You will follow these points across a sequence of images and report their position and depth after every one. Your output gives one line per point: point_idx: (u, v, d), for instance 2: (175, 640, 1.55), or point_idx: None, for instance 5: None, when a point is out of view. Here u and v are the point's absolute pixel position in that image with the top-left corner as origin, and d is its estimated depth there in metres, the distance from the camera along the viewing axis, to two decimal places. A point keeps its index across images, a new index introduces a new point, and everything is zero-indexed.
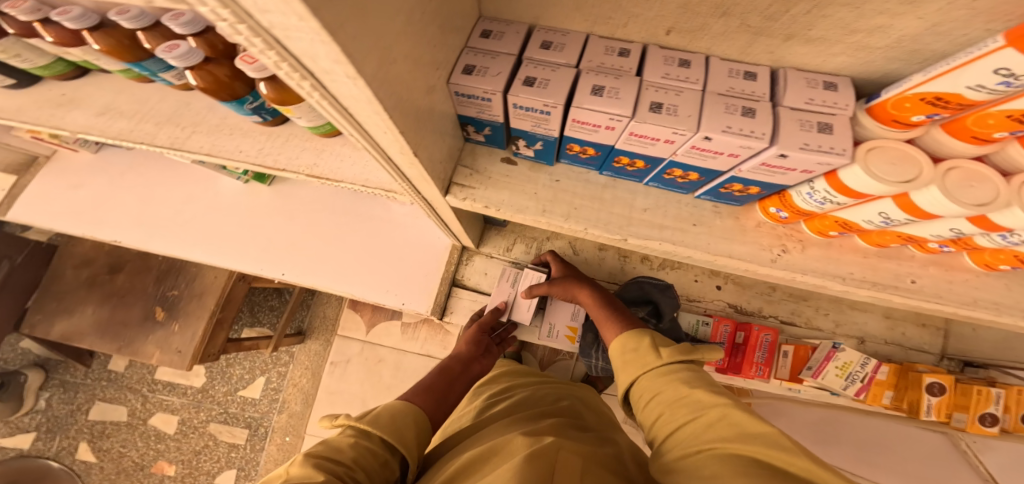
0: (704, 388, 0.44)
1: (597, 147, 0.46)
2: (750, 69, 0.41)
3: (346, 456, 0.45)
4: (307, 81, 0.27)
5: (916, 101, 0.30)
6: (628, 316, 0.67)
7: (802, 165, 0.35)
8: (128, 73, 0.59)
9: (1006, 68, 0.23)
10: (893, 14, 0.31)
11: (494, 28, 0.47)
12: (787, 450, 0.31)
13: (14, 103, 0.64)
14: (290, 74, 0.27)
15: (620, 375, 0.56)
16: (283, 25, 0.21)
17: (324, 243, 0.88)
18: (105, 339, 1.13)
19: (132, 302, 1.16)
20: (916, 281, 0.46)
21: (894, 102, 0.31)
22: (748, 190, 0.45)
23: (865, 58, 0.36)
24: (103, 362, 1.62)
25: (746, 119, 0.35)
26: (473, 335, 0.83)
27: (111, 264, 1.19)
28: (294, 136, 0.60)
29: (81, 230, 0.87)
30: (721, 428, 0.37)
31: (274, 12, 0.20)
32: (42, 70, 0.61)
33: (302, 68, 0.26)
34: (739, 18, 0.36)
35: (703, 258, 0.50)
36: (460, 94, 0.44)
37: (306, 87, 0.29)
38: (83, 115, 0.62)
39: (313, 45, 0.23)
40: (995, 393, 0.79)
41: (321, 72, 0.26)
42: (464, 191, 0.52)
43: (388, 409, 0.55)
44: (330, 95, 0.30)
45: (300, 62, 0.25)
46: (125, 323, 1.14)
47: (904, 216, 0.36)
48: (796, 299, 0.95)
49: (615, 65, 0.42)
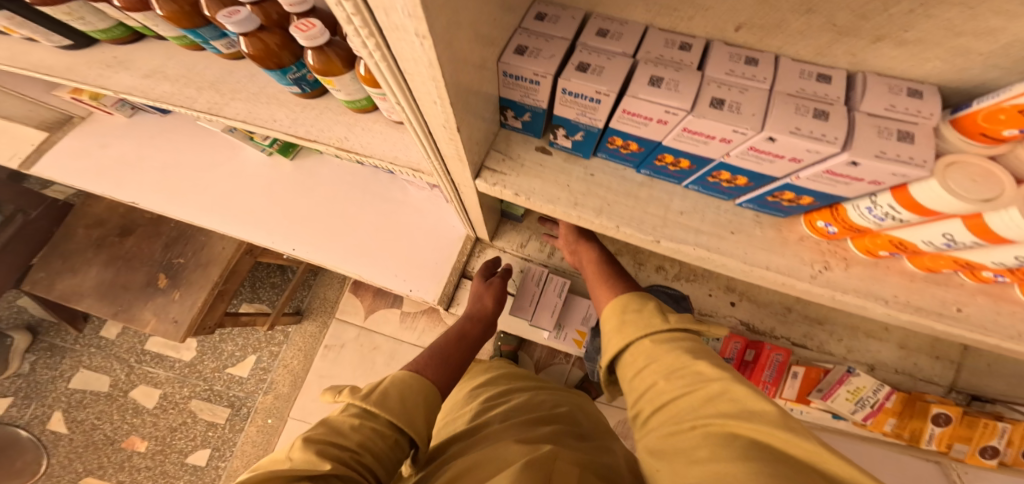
0: (707, 359, 0.42)
1: (642, 143, 0.44)
2: (824, 71, 0.40)
3: (351, 439, 0.43)
4: (373, 40, 0.26)
5: (1012, 113, 0.29)
6: (623, 280, 0.66)
7: (872, 175, 0.34)
8: (182, 40, 0.58)
9: None
10: (1009, 16, 0.30)
11: (550, 11, 0.45)
12: (791, 430, 0.31)
13: (65, 62, 0.61)
14: (358, 31, 0.26)
15: (614, 336, 0.54)
16: None
17: (338, 221, 0.85)
18: (103, 303, 1.10)
19: (137, 267, 1.13)
20: (961, 309, 0.45)
21: (987, 113, 0.31)
22: (799, 200, 0.43)
23: (961, 65, 0.35)
24: (95, 328, 1.60)
25: (818, 121, 0.34)
26: (494, 292, 0.83)
27: (123, 227, 1.17)
28: (330, 109, 0.58)
29: (100, 189, 0.84)
30: (721, 403, 0.36)
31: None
32: (101, 33, 0.59)
33: (371, 23, 0.25)
34: (825, 16, 0.36)
35: (738, 269, 0.48)
36: (508, 74, 0.42)
37: (370, 47, 0.27)
38: (130, 76, 0.60)
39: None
40: (1001, 427, 0.81)
41: (390, 29, 0.25)
42: (495, 176, 0.50)
43: (396, 386, 0.52)
44: (389, 55, 0.28)
45: (373, 17, 0.24)
46: (124, 287, 1.11)
47: (970, 239, 0.35)
48: (810, 321, 0.94)
49: (674, 58, 0.40)
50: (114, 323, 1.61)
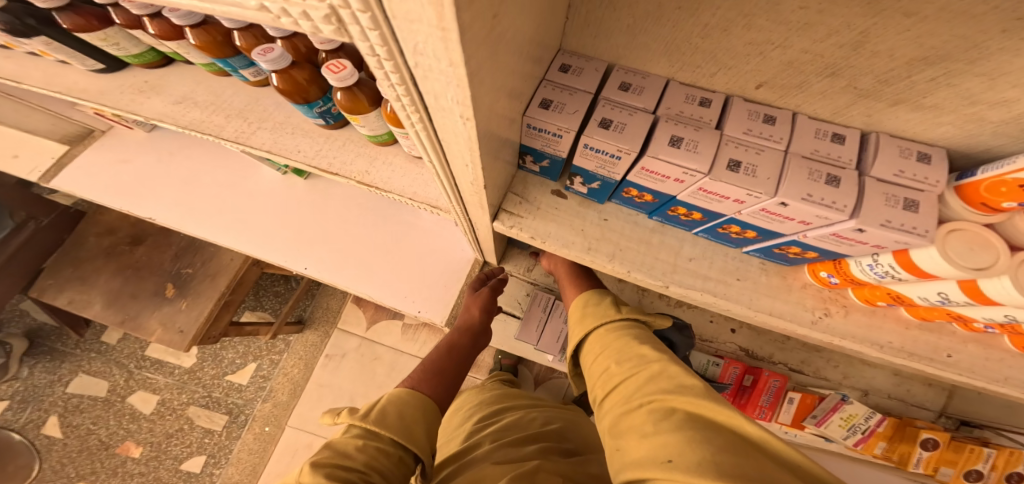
0: (650, 344, 0.50)
1: (656, 195, 0.46)
2: (838, 131, 0.42)
3: (358, 461, 0.44)
4: (418, 114, 0.28)
5: (1013, 186, 0.31)
6: (591, 279, 0.73)
7: (877, 241, 0.36)
8: (211, 67, 0.59)
9: None
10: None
11: (574, 63, 0.47)
12: (714, 400, 0.37)
13: (99, 86, 0.62)
14: (405, 107, 0.28)
15: (576, 327, 0.61)
16: (428, 66, 0.21)
17: (349, 241, 0.88)
18: (109, 310, 1.10)
19: (145, 276, 1.13)
20: (952, 355, 0.48)
21: (990, 184, 0.33)
22: (804, 254, 0.45)
23: (972, 130, 0.37)
24: (97, 332, 1.60)
25: (830, 188, 0.36)
26: (483, 302, 0.82)
27: (134, 235, 1.18)
28: (352, 141, 0.59)
29: (118, 204, 0.86)
30: (661, 380, 0.42)
31: (427, 55, 0.20)
32: (133, 58, 0.60)
33: (418, 102, 0.27)
34: (846, 80, 0.37)
35: (743, 313, 0.50)
36: (532, 126, 0.44)
37: (413, 120, 0.29)
38: (161, 102, 0.61)
39: (445, 87, 0.23)
40: (987, 452, 0.85)
41: (436, 108, 0.27)
42: (512, 219, 0.52)
43: (394, 403, 0.53)
44: (430, 126, 0.30)
45: (421, 97, 0.26)
46: (131, 296, 1.11)
47: (963, 299, 0.38)
48: (808, 349, 0.96)
49: (694, 115, 0.42)
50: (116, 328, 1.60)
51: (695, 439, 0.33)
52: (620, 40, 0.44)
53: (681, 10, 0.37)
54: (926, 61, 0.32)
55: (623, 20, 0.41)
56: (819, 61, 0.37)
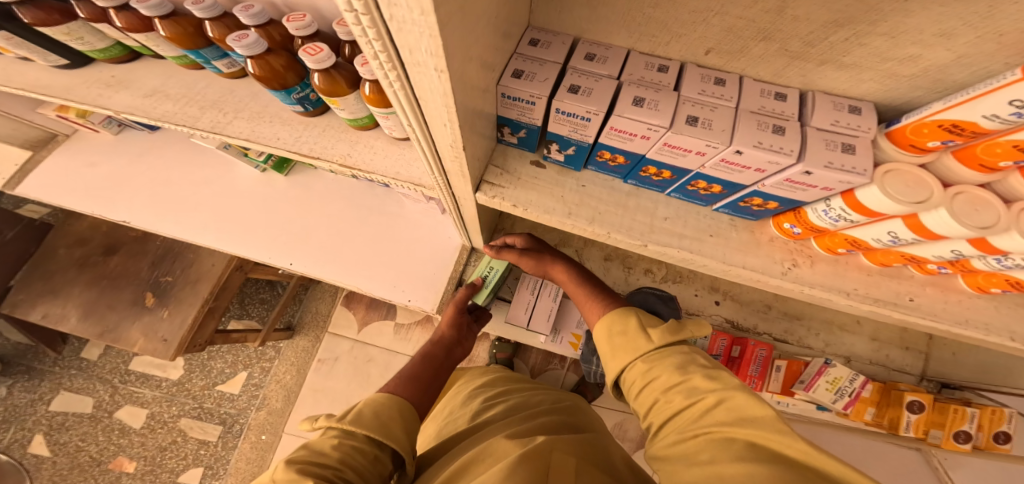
0: (701, 372, 0.45)
1: (627, 155, 0.49)
2: (780, 90, 0.43)
3: (332, 458, 0.45)
4: (395, 72, 0.30)
5: (934, 127, 0.33)
6: (610, 293, 0.67)
7: (825, 183, 0.39)
8: (182, 60, 0.61)
9: (1019, 99, 0.26)
10: (925, 45, 0.34)
11: (542, 38, 0.47)
12: (782, 431, 0.34)
13: (62, 82, 0.64)
14: (383, 65, 0.30)
15: (609, 362, 0.55)
16: (403, 18, 0.23)
17: (332, 235, 0.91)
18: (87, 322, 1.10)
19: (123, 286, 1.13)
20: (913, 299, 0.49)
21: (914, 128, 0.35)
22: (767, 205, 0.48)
23: (891, 85, 0.40)
24: (74, 349, 1.58)
25: (775, 136, 0.39)
26: (454, 319, 0.82)
27: (107, 245, 1.18)
28: (332, 127, 0.60)
29: (89, 209, 0.87)
30: (720, 412, 0.39)
31: (401, 6, 0.22)
32: (98, 53, 0.61)
33: (395, 58, 0.29)
34: (779, 43, 0.39)
35: (718, 268, 0.53)
36: (506, 95, 0.45)
37: (391, 78, 0.32)
38: (130, 95, 0.63)
39: (418, 38, 0.25)
40: (970, 412, 0.86)
41: (411, 63, 0.29)
42: (494, 189, 0.56)
43: (371, 405, 0.54)
44: (407, 83, 0.32)
45: (396, 52, 0.28)
46: (110, 306, 1.11)
47: (911, 236, 0.39)
48: (789, 317, 1.00)
49: (654, 79, 0.44)
50: (97, 344, 1.59)
51: (756, 473, 0.31)
52: (565, 18, 0.46)
53: None
54: (838, 23, 0.35)
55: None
56: (753, 26, 0.38)
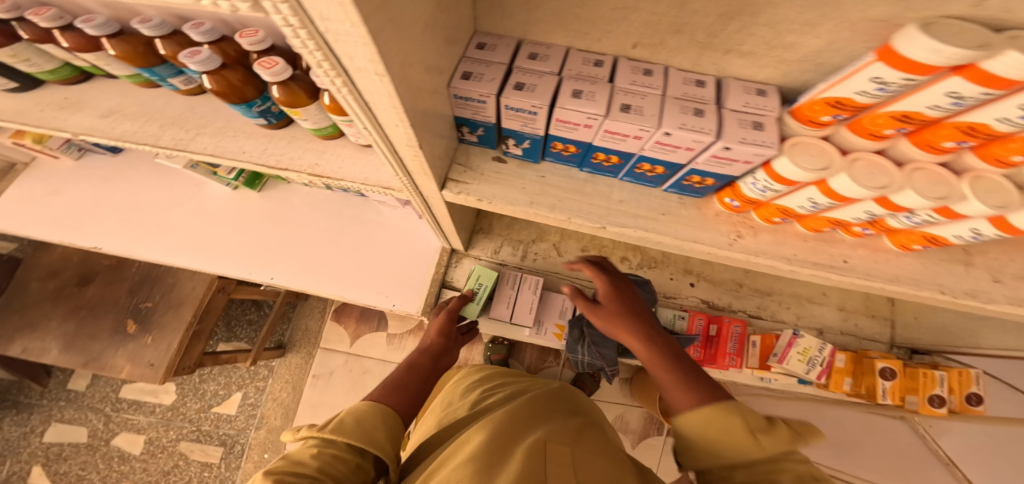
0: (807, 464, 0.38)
1: (577, 144, 0.53)
2: (699, 78, 0.47)
3: (310, 467, 0.44)
4: (340, 78, 0.33)
5: (824, 104, 0.37)
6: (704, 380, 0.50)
7: (743, 157, 0.43)
8: (136, 79, 0.61)
9: (880, 77, 0.31)
10: (799, 33, 0.38)
11: (489, 41, 0.51)
12: None
13: (14, 105, 0.65)
14: (327, 72, 0.32)
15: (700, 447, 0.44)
16: (337, 30, 0.26)
17: (311, 246, 0.97)
18: (67, 354, 1.11)
19: (102, 315, 1.15)
20: (847, 260, 0.52)
21: (808, 105, 0.39)
22: (705, 182, 0.52)
23: (784, 70, 0.43)
24: (60, 381, 1.57)
25: (696, 117, 0.43)
26: (439, 327, 0.82)
27: (81, 275, 1.20)
28: (297, 138, 0.62)
29: (59, 237, 0.90)
30: None
31: (333, 19, 0.25)
32: (48, 74, 0.63)
33: (338, 66, 0.31)
34: (688, 35, 0.42)
35: (673, 244, 0.57)
36: (458, 96, 0.49)
37: (338, 84, 0.34)
38: (86, 116, 0.64)
39: (355, 46, 0.28)
40: (939, 376, 0.89)
41: (354, 69, 0.32)
42: (459, 186, 0.59)
43: (353, 414, 0.54)
44: (354, 87, 0.35)
45: (339, 61, 0.31)
46: (92, 337, 1.13)
47: (827, 201, 0.43)
48: (760, 294, 1.04)
49: (591, 74, 0.48)
50: (83, 374, 1.58)
51: None
52: (501, 22, 0.50)
53: None
54: (729, 15, 0.38)
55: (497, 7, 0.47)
56: (663, 20, 0.42)
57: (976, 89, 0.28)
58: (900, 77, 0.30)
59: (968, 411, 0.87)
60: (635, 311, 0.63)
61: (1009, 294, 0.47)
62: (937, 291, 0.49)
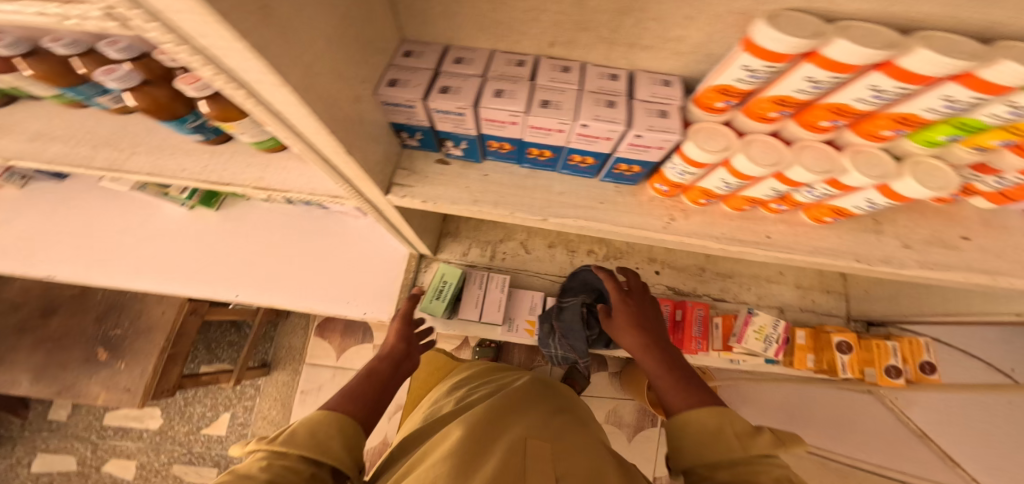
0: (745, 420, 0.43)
1: (510, 141, 0.55)
2: (613, 72, 0.50)
3: (259, 479, 0.43)
4: (241, 90, 0.30)
5: (716, 91, 0.41)
6: (699, 392, 0.50)
7: (655, 143, 0.46)
8: (60, 99, 0.61)
9: (748, 65, 0.35)
10: (683, 26, 0.41)
11: (416, 48, 0.53)
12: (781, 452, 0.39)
13: None
14: (224, 84, 0.29)
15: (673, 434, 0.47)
16: (217, 46, 0.24)
17: (276, 261, 0.97)
18: (39, 384, 1.09)
19: (70, 345, 1.13)
20: (770, 235, 0.55)
21: (703, 93, 0.43)
22: (633, 169, 0.55)
23: (685, 60, 0.46)
24: (41, 412, 1.53)
25: (608, 109, 0.46)
26: (399, 332, 0.81)
27: (43, 307, 1.17)
28: (238, 152, 0.63)
29: (12, 267, 0.89)
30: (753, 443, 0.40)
31: (208, 35, 0.23)
32: None
33: (234, 79, 0.29)
34: (595, 32, 0.45)
35: (612, 230, 0.59)
36: (387, 103, 0.49)
37: (240, 96, 0.31)
38: (14, 141, 0.63)
39: (242, 60, 0.26)
40: (891, 346, 0.92)
41: (253, 81, 0.29)
42: (404, 190, 0.60)
43: (305, 423, 0.53)
44: (259, 97, 0.32)
45: (234, 73, 0.28)
46: (63, 366, 1.11)
47: (736, 181, 0.46)
48: (722, 277, 1.08)
49: (513, 73, 0.50)
50: (63, 405, 1.55)
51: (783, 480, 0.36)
52: (423, 29, 0.51)
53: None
54: (623, 11, 0.41)
55: (416, 16, 0.49)
56: (569, 19, 0.45)
57: (825, 73, 0.32)
58: (762, 64, 0.34)
59: (922, 381, 0.91)
60: (637, 315, 0.64)
61: (919, 259, 0.50)
62: (854, 260, 0.52)
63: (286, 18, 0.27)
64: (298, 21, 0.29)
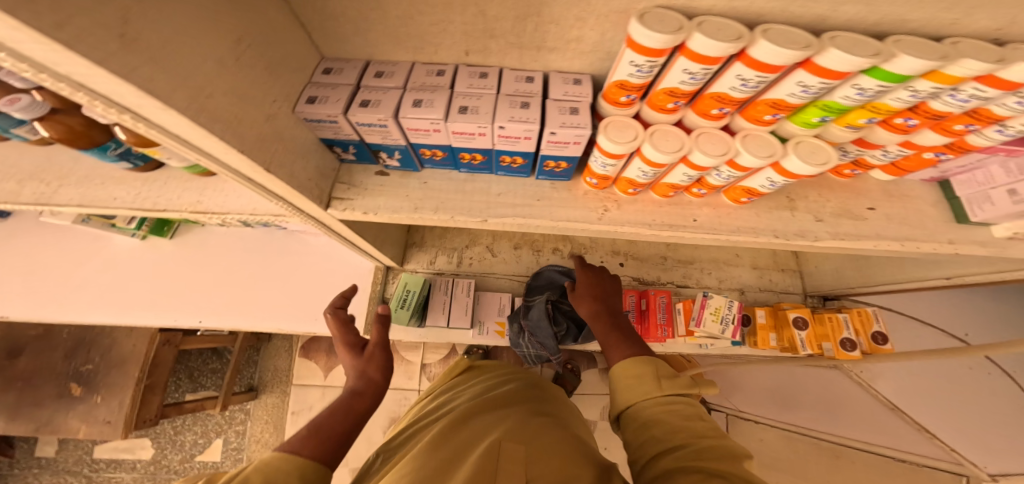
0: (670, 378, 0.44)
1: (441, 148, 0.56)
2: (530, 74, 0.52)
3: None
4: (126, 115, 0.30)
5: (617, 87, 0.43)
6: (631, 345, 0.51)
7: (570, 139, 0.48)
8: None
9: (633, 61, 0.38)
10: (579, 25, 0.44)
11: (336, 65, 0.54)
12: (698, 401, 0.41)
13: None
14: (105, 110, 0.29)
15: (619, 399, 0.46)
16: (80, 74, 0.25)
17: (237, 284, 0.96)
18: (16, 422, 1.08)
19: (43, 384, 1.11)
20: (696, 218, 0.57)
21: (609, 89, 0.45)
22: (561, 166, 0.57)
23: (591, 58, 0.49)
24: (27, 449, 1.49)
25: (522, 110, 0.48)
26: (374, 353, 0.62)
27: (7, 349, 1.13)
28: (171, 178, 0.63)
29: None
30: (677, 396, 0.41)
31: (64, 63, 0.24)
32: None
33: (114, 104, 0.29)
34: (503, 38, 0.47)
35: (551, 226, 0.61)
36: (309, 120, 0.49)
37: (129, 121, 0.31)
38: None
39: (110, 86, 0.27)
40: (842, 318, 0.95)
41: (134, 106, 0.30)
42: (344, 203, 0.61)
43: (258, 470, 0.39)
44: (150, 121, 0.32)
45: (113, 99, 0.29)
46: (37, 404, 1.09)
47: (651, 169, 0.48)
48: (684, 264, 1.11)
49: (433, 83, 0.51)
50: (50, 440, 1.50)
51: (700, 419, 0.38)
52: (341, 46, 0.53)
53: (365, 15, 0.47)
54: (522, 17, 0.44)
55: (332, 34, 0.50)
56: (475, 28, 0.47)
57: (697, 65, 0.35)
58: (644, 59, 0.37)
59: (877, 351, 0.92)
60: (596, 288, 0.63)
61: (831, 231, 0.52)
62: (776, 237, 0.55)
63: (158, 44, 0.29)
64: (176, 46, 0.30)
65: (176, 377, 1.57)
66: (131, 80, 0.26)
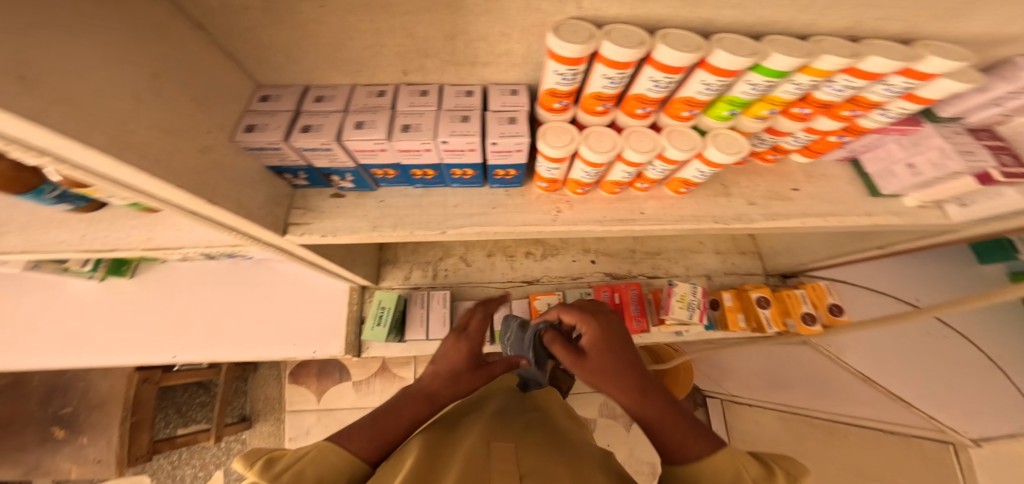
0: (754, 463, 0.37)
1: (391, 167, 0.57)
2: (469, 88, 0.54)
3: None
4: (47, 157, 0.30)
5: (549, 95, 0.45)
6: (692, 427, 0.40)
7: (512, 148, 0.49)
8: None
9: (557, 70, 0.40)
10: (505, 40, 0.46)
11: (273, 92, 0.54)
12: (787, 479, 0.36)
13: None
14: (23, 154, 0.29)
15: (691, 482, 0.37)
16: None
17: (207, 317, 0.94)
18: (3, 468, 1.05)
19: (19, 431, 1.06)
20: (644, 211, 0.60)
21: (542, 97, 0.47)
22: (510, 173, 0.59)
23: (523, 68, 0.51)
24: None
25: (462, 123, 0.49)
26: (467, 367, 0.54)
27: None
28: (118, 217, 0.62)
29: None
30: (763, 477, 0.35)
31: None
32: None
33: (32, 147, 0.29)
34: (436, 57, 0.50)
35: (509, 231, 0.62)
36: (250, 148, 0.49)
37: (50, 163, 0.31)
38: None
39: (22, 130, 0.27)
40: (800, 294, 1.00)
41: (54, 148, 0.30)
42: (301, 228, 0.61)
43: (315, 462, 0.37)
44: (72, 161, 0.32)
45: (30, 143, 0.29)
46: (19, 450, 1.05)
47: (591, 170, 0.50)
48: (651, 255, 1.14)
49: (374, 104, 0.53)
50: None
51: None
52: (280, 75, 0.54)
53: (299, 44, 0.48)
54: (450, 36, 0.46)
55: (269, 63, 0.52)
56: (408, 49, 0.48)
57: (613, 71, 0.38)
58: (565, 67, 0.39)
59: (834, 323, 0.98)
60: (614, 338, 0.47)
61: (764, 212, 0.56)
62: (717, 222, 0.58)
63: (70, 86, 0.29)
64: (92, 88, 0.31)
65: (165, 413, 1.49)
66: (44, 122, 0.26)
